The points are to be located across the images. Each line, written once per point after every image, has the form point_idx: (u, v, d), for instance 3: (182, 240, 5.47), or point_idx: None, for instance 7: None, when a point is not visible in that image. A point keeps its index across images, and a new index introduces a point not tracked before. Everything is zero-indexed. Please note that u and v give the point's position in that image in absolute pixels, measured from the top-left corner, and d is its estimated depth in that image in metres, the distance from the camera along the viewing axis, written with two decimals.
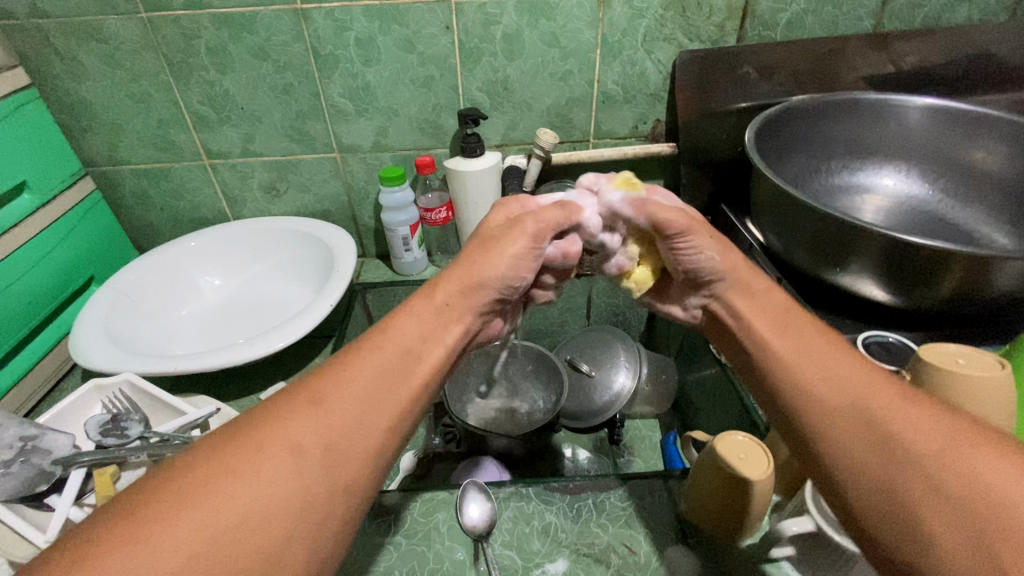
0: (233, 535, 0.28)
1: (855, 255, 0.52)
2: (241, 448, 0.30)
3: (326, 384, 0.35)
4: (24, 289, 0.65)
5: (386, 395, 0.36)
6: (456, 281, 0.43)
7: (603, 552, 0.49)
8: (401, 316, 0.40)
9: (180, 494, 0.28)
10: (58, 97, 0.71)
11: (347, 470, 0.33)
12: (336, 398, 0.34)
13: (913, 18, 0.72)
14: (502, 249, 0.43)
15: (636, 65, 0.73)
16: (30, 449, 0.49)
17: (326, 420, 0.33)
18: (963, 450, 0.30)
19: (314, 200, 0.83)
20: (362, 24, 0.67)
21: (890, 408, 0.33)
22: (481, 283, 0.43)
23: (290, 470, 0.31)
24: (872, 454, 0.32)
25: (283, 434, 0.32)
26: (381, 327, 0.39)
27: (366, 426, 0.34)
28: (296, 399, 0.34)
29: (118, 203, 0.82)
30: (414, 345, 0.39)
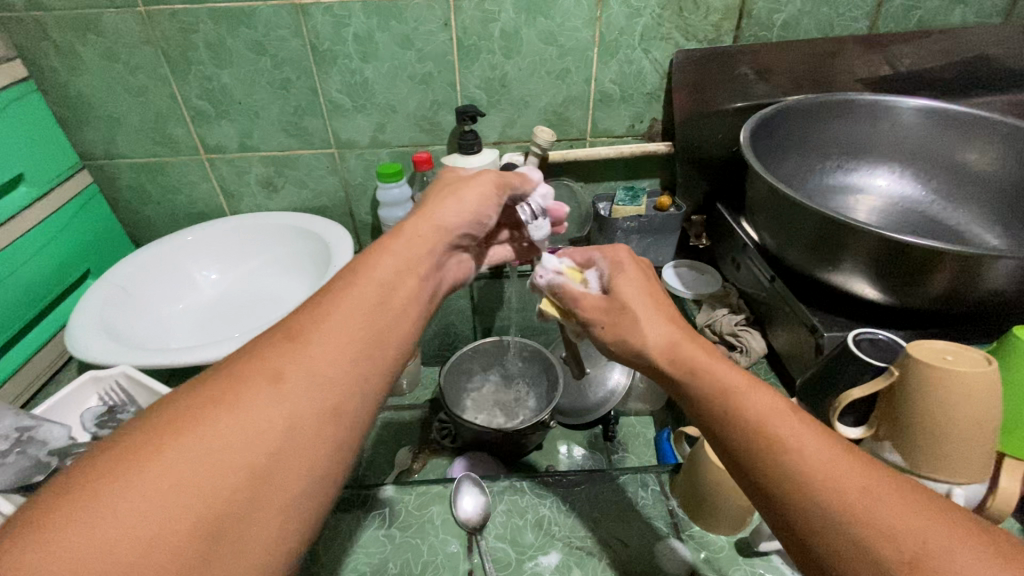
0: (223, 454, 0.28)
1: (847, 254, 0.53)
2: (224, 383, 0.31)
3: (305, 319, 0.35)
4: (20, 282, 0.65)
5: (365, 323, 0.36)
6: (430, 221, 0.45)
7: (596, 545, 0.49)
8: (373, 260, 0.40)
9: (164, 430, 0.28)
10: (55, 90, 0.71)
11: (335, 393, 0.32)
12: (316, 330, 0.34)
13: (907, 21, 0.73)
14: (461, 197, 0.48)
15: (633, 64, 0.73)
16: (25, 439, 0.49)
17: (307, 351, 0.33)
18: (943, 557, 0.26)
19: (311, 195, 0.83)
20: (360, 21, 0.67)
21: (854, 494, 0.29)
22: (442, 220, 0.46)
23: (274, 396, 0.31)
24: (845, 556, 0.28)
25: (263, 366, 0.32)
26: (353, 269, 0.39)
27: (350, 354, 0.34)
28: (275, 339, 0.34)
29: (115, 196, 0.82)
30: (386, 281, 0.38)
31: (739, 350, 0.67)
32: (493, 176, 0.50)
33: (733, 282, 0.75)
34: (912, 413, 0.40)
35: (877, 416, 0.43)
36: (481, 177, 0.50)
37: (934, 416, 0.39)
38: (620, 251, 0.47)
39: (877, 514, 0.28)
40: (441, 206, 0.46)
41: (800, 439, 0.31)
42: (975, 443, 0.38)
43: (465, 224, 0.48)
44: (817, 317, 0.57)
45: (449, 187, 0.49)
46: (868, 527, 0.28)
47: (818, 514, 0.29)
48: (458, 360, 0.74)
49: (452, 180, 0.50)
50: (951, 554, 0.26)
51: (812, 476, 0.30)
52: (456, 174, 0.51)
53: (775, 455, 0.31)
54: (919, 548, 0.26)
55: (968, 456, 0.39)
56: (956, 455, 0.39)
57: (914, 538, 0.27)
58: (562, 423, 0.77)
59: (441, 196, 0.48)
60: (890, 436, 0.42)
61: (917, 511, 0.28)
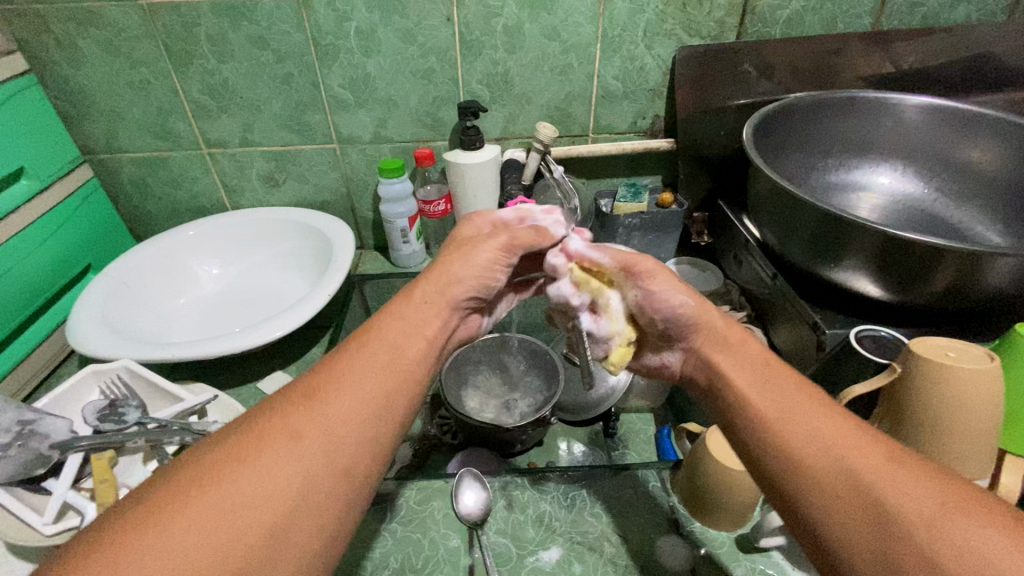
0: (241, 512, 0.29)
1: (849, 251, 0.53)
2: (241, 441, 0.31)
3: (319, 378, 0.35)
4: (21, 275, 0.65)
5: (377, 384, 0.36)
6: (443, 279, 0.44)
7: (597, 540, 0.49)
8: (384, 320, 0.41)
9: (185, 484, 0.29)
10: (56, 83, 0.71)
11: (346, 454, 0.33)
12: (329, 390, 0.35)
13: (912, 17, 0.73)
14: (475, 256, 0.46)
15: (636, 60, 0.73)
16: (27, 433, 0.49)
17: (321, 411, 0.33)
18: (958, 513, 0.27)
19: (313, 190, 0.83)
20: (363, 15, 0.67)
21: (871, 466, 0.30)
22: (457, 281, 0.45)
23: (290, 455, 0.31)
24: (865, 525, 0.29)
25: (280, 425, 0.32)
26: (366, 330, 0.39)
27: (362, 417, 0.34)
28: (291, 398, 0.34)
29: (116, 191, 0.82)
30: (397, 340, 0.39)
31: None
32: (508, 232, 0.47)
33: (734, 280, 0.75)
34: (914, 409, 0.39)
35: (879, 412, 0.43)
36: (496, 236, 0.47)
37: (935, 410, 0.39)
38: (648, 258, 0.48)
39: (894, 475, 0.30)
40: (454, 261, 0.46)
41: (825, 419, 0.34)
42: (977, 437, 0.38)
43: (480, 282, 0.46)
44: (819, 314, 0.57)
45: (464, 243, 0.48)
46: (885, 484, 0.29)
47: (837, 472, 0.31)
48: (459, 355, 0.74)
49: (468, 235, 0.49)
50: (967, 512, 0.27)
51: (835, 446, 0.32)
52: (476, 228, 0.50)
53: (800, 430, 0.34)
54: (935, 504, 0.28)
55: (969, 452, 0.39)
56: (957, 449, 0.39)
57: (929, 498, 0.28)
58: (563, 420, 0.76)
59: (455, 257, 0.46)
60: (891, 432, 0.42)
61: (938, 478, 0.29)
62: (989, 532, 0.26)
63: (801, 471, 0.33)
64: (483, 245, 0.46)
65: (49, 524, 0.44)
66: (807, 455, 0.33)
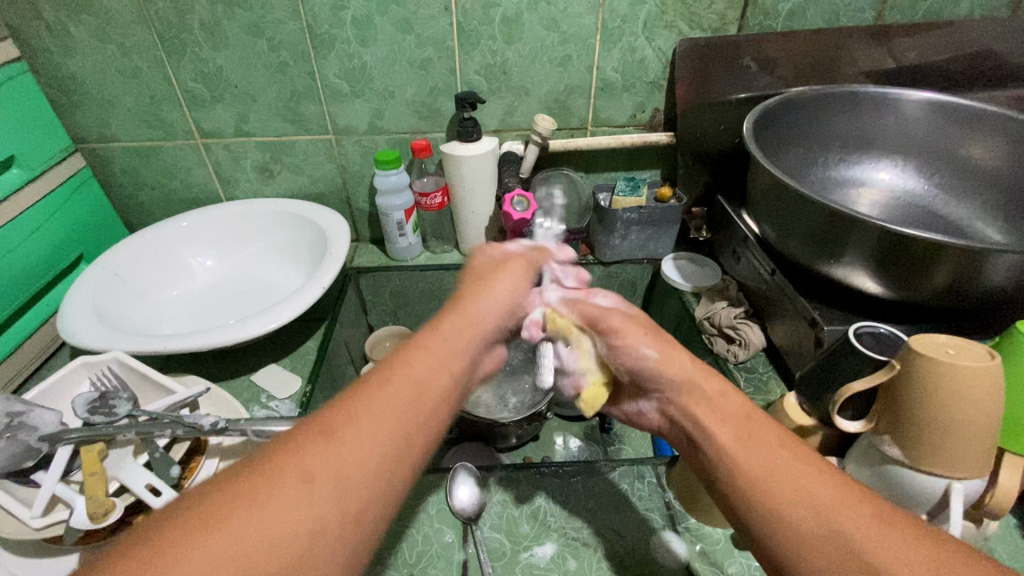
0: (246, 557, 0.27)
1: (849, 248, 0.52)
2: (254, 478, 0.29)
3: (340, 411, 0.34)
4: (11, 265, 0.64)
5: (398, 423, 0.34)
6: (466, 317, 0.43)
7: (591, 536, 0.49)
8: (410, 354, 0.39)
9: (188, 523, 0.27)
10: (47, 71, 0.70)
11: (359, 499, 0.31)
12: (348, 426, 0.33)
13: (914, 12, 0.73)
14: (500, 283, 0.47)
15: (636, 52, 0.72)
16: (16, 425, 0.48)
17: (339, 450, 0.32)
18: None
19: (308, 182, 0.82)
20: (359, 4, 0.66)
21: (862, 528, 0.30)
22: (483, 318, 0.44)
23: (303, 498, 0.29)
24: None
25: (295, 464, 0.30)
26: (391, 364, 0.38)
27: (379, 460, 0.32)
28: (310, 434, 0.32)
29: (109, 180, 0.81)
30: (422, 377, 0.37)
31: (737, 342, 0.67)
32: (523, 260, 0.50)
33: (732, 275, 0.74)
34: (912, 406, 0.39)
35: (877, 410, 0.43)
36: (516, 261, 0.50)
37: (933, 409, 0.38)
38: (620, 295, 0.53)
39: (891, 543, 0.29)
40: (475, 300, 0.45)
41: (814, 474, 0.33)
42: (977, 436, 0.38)
43: (499, 322, 0.46)
44: (817, 310, 0.57)
45: (486, 275, 0.48)
46: (885, 552, 0.29)
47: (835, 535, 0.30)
48: None
49: (485, 267, 0.50)
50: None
51: (831, 506, 0.31)
52: (488, 258, 0.51)
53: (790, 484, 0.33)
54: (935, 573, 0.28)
55: (968, 451, 0.38)
56: (956, 448, 0.38)
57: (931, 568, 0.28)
58: (559, 415, 0.77)
59: (476, 284, 0.47)
60: (890, 429, 0.42)
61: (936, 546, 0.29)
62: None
63: (786, 524, 0.32)
64: (508, 267, 0.49)
65: (37, 517, 0.43)
66: (799, 514, 0.32)
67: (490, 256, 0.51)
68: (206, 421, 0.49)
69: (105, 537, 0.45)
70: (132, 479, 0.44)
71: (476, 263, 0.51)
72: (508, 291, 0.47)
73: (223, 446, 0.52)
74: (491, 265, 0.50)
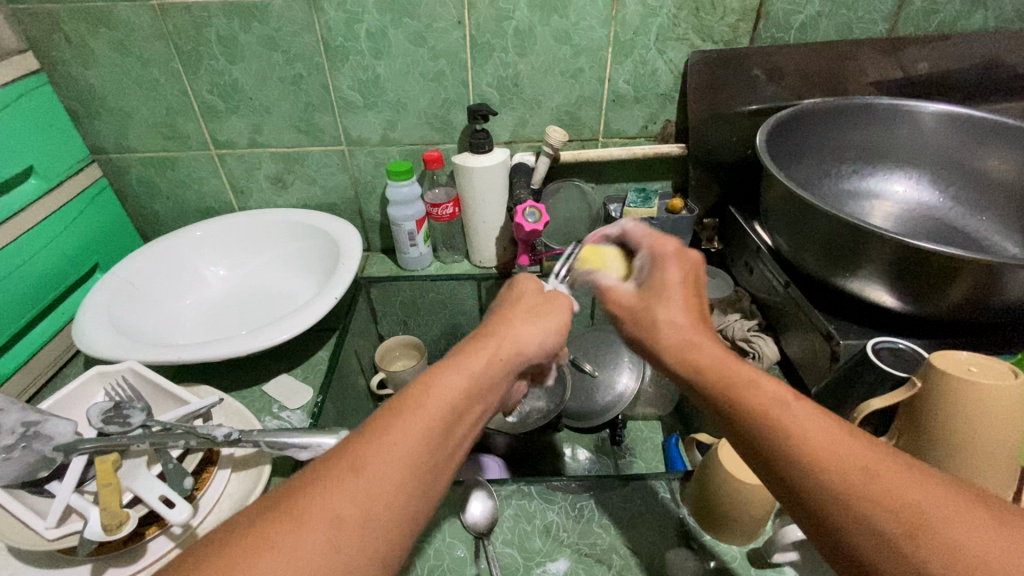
0: None
1: (866, 260, 0.51)
2: (280, 522, 0.29)
3: (365, 445, 0.33)
4: (27, 274, 0.65)
5: (425, 457, 0.34)
6: (507, 345, 0.42)
7: (605, 552, 0.49)
8: (437, 379, 0.38)
9: (212, 573, 0.26)
10: (67, 83, 0.71)
11: (384, 543, 0.31)
12: (376, 462, 0.32)
13: (928, 24, 0.72)
14: (550, 319, 0.46)
15: (648, 64, 0.72)
16: (32, 434, 0.49)
17: (367, 489, 0.31)
18: (945, 524, 0.27)
19: (320, 193, 0.83)
20: (374, 17, 0.67)
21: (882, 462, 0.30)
22: (515, 346, 0.43)
23: (330, 544, 0.29)
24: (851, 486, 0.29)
25: (323, 507, 0.30)
26: (417, 391, 0.37)
27: (403, 495, 0.32)
28: (336, 471, 0.31)
29: (125, 190, 0.81)
30: (450, 407, 0.36)
31: (751, 356, 0.67)
32: (568, 299, 0.48)
33: (745, 287, 0.74)
34: (935, 424, 0.39)
35: (897, 428, 0.42)
36: (559, 298, 0.48)
37: (956, 426, 0.38)
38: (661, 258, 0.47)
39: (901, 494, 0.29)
40: (512, 324, 0.45)
41: (807, 420, 0.32)
42: (1003, 453, 0.37)
43: (540, 352, 0.45)
44: (833, 324, 0.56)
45: (535, 308, 0.47)
46: (871, 495, 0.29)
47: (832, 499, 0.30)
48: None
49: (534, 299, 0.48)
50: (955, 519, 0.27)
51: (825, 461, 0.31)
52: (536, 287, 0.49)
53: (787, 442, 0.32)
54: (919, 515, 0.28)
55: (993, 471, 0.38)
56: (978, 470, 0.38)
57: (909, 506, 0.28)
58: (569, 426, 0.77)
59: (520, 313, 0.45)
60: (911, 448, 0.40)
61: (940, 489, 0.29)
62: (982, 540, 0.27)
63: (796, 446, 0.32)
64: (558, 305, 0.47)
65: (51, 528, 0.43)
66: (798, 481, 0.31)
67: (537, 286, 0.49)
68: (220, 432, 0.49)
69: (118, 549, 0.45)
70: (146, 489, 0.44)
71: (522, 291, 0.49)
72: (554, 329, 0.46)
73: (235, 457, 0.53)
74: (540, 299, 0.48)
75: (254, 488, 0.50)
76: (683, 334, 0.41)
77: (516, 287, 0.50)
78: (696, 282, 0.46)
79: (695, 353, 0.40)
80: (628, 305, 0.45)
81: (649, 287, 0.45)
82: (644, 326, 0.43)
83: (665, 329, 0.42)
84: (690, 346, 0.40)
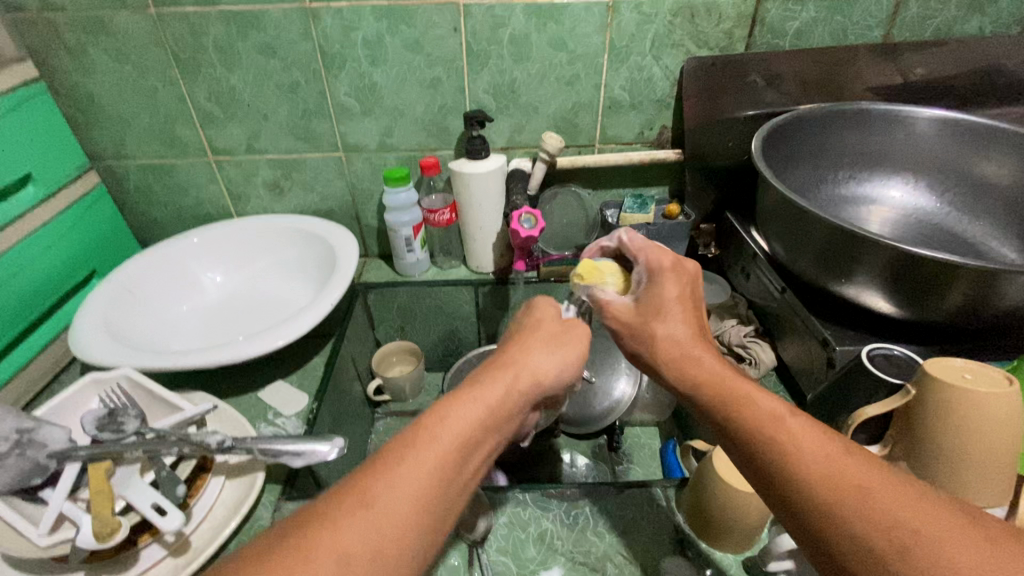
0: None
1: (861, 266, 0.51)
2: (289, 553, 0.29)
3: (377, 479, 0.33)
4: (25, 281, 0.65)
5: (436, 491, 0.34)
6: (524, 376, 0.42)
7: (599, 560, 0.48)
8: (449, 411, 0.37)
9: None
10: (65, 91, 0.71)
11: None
12: (387, 494, 0.32)
13: (922, 30, 0.72)
14: (570, 348, 0.45)
15: (643, 70, 0.72)
16: (26, 441, 0.48)
17: (379, 524, 0.31)
18: (935, 540, 0.27)
19: (317, 199, 0.83)
20: (370, 25, 0.67)
21: (875, 478, 0.30)
22: (530, 377, 0.42)
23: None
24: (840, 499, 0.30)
25: (333, 538, 0.30)
26: (429, 423, 0.36)
27: (414, 531, 0.32)
28: (344, 501, 0.32)
29: (123, 197, 0.82)
30: (463, 441, 0.36)
31: (747, 361, 0.67)
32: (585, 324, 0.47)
33: (741, 292, 0.74)
34: (927, 431, 0.38)
35: (892, 435, 0.42)
36: (575, 325, 0.47)
37: (950, 434, 0.37)
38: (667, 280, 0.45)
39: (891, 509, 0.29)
40: (528, 353, 0.43)
41: (800, 431, 0.33)
42: (996, 462, 0.37)
43: (558, 382, 0.44)
44: (829, 330, 0.56)
45: (554, 337, 0.45)
46: (861, 511, 0.29)
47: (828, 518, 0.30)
48: (462, 364, 0.82)
49: (553, 326, 0.46)
50: (946, 536, 0.28)
51: (811, 472, 0.31)
52: (555, 313, 0.48)
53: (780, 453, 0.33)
54: (907, 529, 0.28)
55: (986, 479, 0.37)
56: (970, 478, 0.38)
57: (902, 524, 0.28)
58: (566, 432, 0.77)
59: (536, 341, 0.44)
60: (906, 456, 0.40)
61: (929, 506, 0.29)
62: (967, 556, 0.27)
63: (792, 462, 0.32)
64: (575, 329, 0.46)
65: (43, 536, 0.43)
66: (790, 493, 0.32)
67: (556, 313, 0.48)
68: (213, 439, 0.49)
69: (111, 557, 0.44)
70: (138, 497, 0.44)
71: (541, 318, 0.47)
72: (572, 359, 0.44)
73: (229, 464, 0.53)
74: (558, 327, 0.46)
75: (248, 495, 0.50)
76: (680, 349, 0.42)
77: (535, 310, 0.48)
78: (693, 300, 0.45)
79: (694, 367, 0.40)
80: (624, 321, 0.45)
81: (646, 301, 0.45)
82: (642, 338, 0.44)
83: (664, 337, 0.43)
84: (689, 361, 0.41)
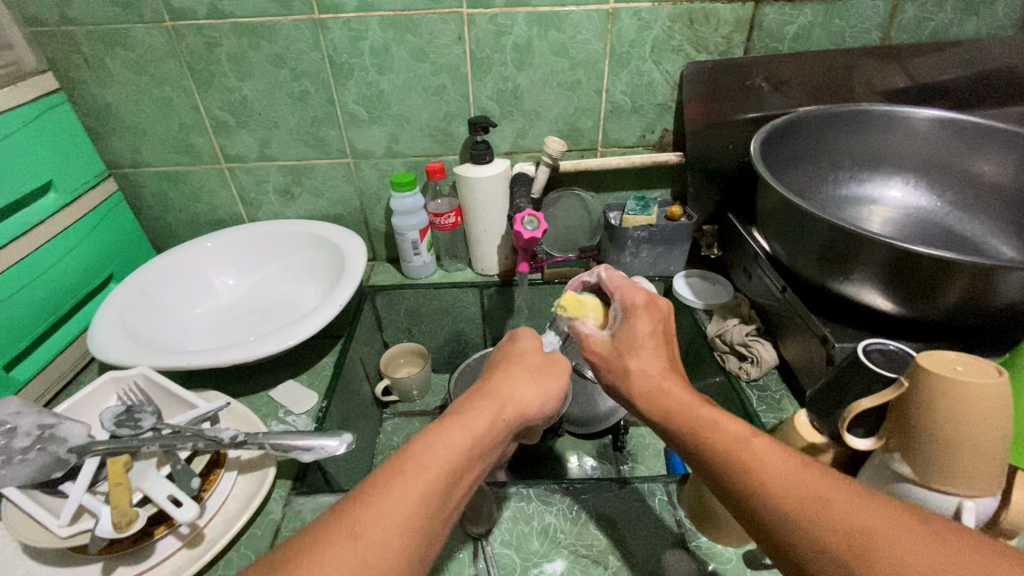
0: None
1: (859, 264, 0.52)
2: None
3: (365, 508, 0.34)
4: (46, 283, 0.67)
5: (422, 520, 0.35)
6: (509, 406, 0.43)
7: (601, 553, 0.49)
8: (434, 439, 0.39)
9: None
10: (85, 101, 0.74)
11: None
12: (375, 523, 0.34)
13: (919, 33, 0.73)
14: (552, 384, 0.46)
15: (644, 75, 0.74)
16: (47, 437, 0.50)
17: (369, 553, 0.33)
18: (897, 549, 0.29)
19: (327, 204, 0.85)
20: (376, 35, 0.69)
21: (840, 492, 0.32)
22: (514, 404, 0.43)
23: None
24: (803, 512, 0.32)
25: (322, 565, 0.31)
26: (416, 451, 0.38)
27: (401, 558, 0.33)
28: (334, 531, 0.33)
29: (139, 203, 0.84)
30: (449, 469, 0.38)
31: (750, 360, 0.67)
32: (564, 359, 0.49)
33: (744, 292, 0.74)
34: (921, 423, 0.39)
35: (887, 428, 0.43)
36: (558, 359, 0.49)
37: (944, 426, 0.38)
38: (653, 317, 0.47)
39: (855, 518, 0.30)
40: (513, 382, 0.45)
41: (764, 452, 0.35)
42: (987, 454, 0.38)
43: (539, 413, 0.45)
44: (828, 328, 0.57)
45: (537, 370, 0.47)
46: (825, 521, 0.31)
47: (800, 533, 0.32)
48: (468, 367, 0.84)
49: (536, 357, 0.48)
50: (907, 545, 0.29)
51: (780, 492, 0.33)
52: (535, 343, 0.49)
53: (753, 482, 0.34)
54: (867, 532, 0.30)
55: (978, 469, 0.38)
56: (962, 470, 0.38)
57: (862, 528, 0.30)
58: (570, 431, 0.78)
59: (520, 368, 0.46)
60: (901, 448, 0.41)
61: (894, 515, 0.30)
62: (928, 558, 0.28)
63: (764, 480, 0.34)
64: (558, 363, 0.48)
65: (65, 526, 0.44)
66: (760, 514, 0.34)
67: (538, 344, 0.50)
68: (227, 434, 0.50)
69: (128, 547, 0.46)
70: (156, 489, 0.46)
71: (523, 348, 0.49)
72: (550, 388, 0.46)
73: (241, 460, 0.55)
74: (541, 358, 0.48)
75: (259, 490, 0.51)
76: (651, 382, 0.43)
77: (518, 339, 0.50)
78: (665, 337, 0.46)
79: (663, 400, 0.41)
80: (602, 355, 0.46)
81: (620, 336, 0.46)
82: (617, 375, 0.45)
83: (638, 370, 0.44)
84: (659, 391, 0.42)
